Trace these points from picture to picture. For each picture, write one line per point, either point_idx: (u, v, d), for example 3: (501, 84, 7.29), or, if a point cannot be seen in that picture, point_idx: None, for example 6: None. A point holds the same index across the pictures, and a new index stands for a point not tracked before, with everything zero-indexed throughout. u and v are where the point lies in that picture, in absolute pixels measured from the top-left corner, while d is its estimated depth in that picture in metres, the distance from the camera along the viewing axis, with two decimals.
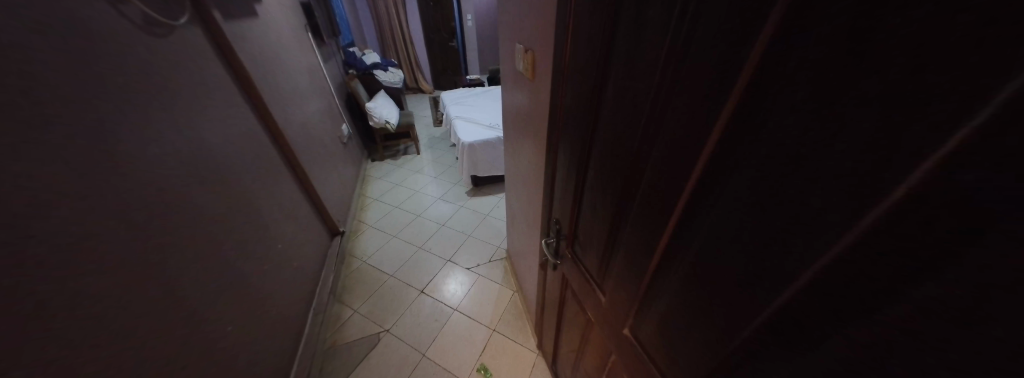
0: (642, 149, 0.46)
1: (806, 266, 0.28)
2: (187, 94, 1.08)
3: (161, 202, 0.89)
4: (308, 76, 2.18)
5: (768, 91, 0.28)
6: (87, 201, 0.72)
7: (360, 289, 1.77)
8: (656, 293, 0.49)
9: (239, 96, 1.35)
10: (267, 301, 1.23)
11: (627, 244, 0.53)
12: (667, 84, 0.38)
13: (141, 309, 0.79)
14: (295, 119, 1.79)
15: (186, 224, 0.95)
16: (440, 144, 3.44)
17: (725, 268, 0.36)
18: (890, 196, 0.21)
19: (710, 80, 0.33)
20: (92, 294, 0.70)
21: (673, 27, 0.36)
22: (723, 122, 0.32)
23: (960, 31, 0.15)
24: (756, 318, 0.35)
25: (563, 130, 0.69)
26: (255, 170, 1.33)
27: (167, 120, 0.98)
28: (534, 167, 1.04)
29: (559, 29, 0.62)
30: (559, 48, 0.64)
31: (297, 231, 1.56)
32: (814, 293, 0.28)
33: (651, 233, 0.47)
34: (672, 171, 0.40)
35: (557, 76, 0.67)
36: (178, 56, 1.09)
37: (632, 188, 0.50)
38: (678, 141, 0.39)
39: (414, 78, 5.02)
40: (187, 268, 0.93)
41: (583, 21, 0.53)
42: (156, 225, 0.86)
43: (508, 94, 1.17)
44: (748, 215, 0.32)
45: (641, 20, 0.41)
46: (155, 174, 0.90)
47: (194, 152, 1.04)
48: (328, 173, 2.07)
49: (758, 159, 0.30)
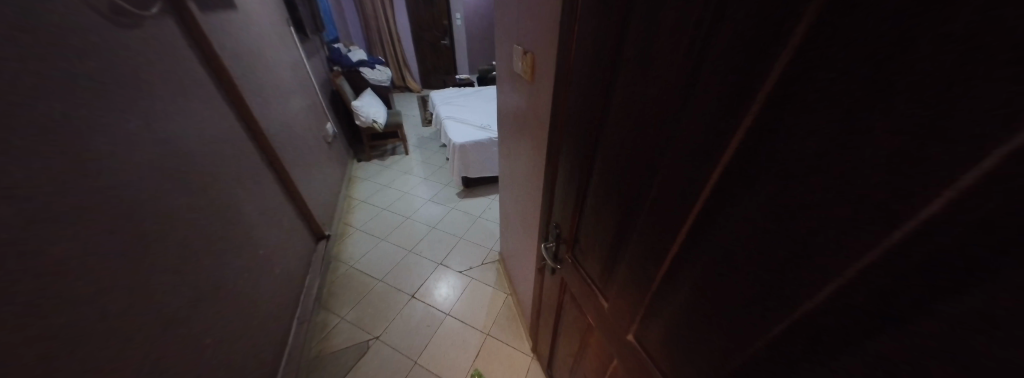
0: (651, 158, 0.45)
1: (821, 280, 0.28)
2: (163, 90, 1.01)
3: (137, 208, 0.83)
4: (290, 72, 2.08)
5: (787, 108, 0.27)
6: (54, 208, 0.66)
7: (348, 295, 1.71)
8: (662, 299, 0.49)
9: (216, 93, 1.26)
10: (250, 311, 1.17)
11: (632, 252, 0.53)
12: (681, 95, 0.38)
13: (117, 322, 0.73)
14: (277, 118, 1.71)
15: (163, 231, 0.88)
16: (429, 144, 3.38)
17: (738, 280, 0.36)
18: (910, 220, 0.21)
19: (726, 94, 0.32)
20: (66, 307, 0.64)
21: (686, 37, 0.35)
22: (740, 136, 0.32)
23: (986, 68, 0.15)
24: (767, 331, 0.35)
25: (566, 135, 0.68)
26: (235, 172, 1.26)
27: (140, 119, 0.90)
28: (531, 170, 1.03)
29: (562, 34, 0.62)
30: (562, 53, 0.63)
31: (280, 237, 1.49)
32: (828, 309, 0.28)
33: (660, 241, 0.46)
34: (682, 181, 0.40)
35: (560, 80, 0.66)
36: (152, 50, 1.01)
37: (638, 196, 0.50)
38: (690, 152, 0.38)
39: (401, 76, 4.91)
40: (165, 278, 0.86)
41: (588, 27, 0.53)
42: (131, 233, 0.80)
43: (504, 97, 1.15)
44: (764, 229, 0.32)
45: (651, 29, 0.40)
46: (129, 177, 0.83)
47: (169, 154, 0.97)
48: (312, 174, 1.99)
49: (775, 175, 0.29)
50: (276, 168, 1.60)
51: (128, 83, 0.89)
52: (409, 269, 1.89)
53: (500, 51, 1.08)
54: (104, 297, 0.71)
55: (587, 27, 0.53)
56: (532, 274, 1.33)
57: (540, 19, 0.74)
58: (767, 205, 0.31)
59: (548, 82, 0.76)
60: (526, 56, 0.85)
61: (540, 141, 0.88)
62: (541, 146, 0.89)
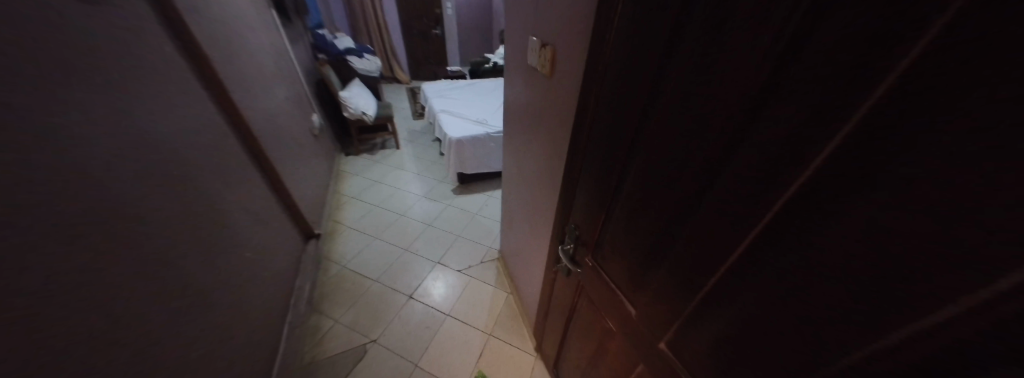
0: (699, 170, 0.42)
1: (906, 320, 0.26)
2: (134, 77, 0.89)
3: (111, 210, 0.74)
4: (273, 59, 1.93)
5: (885, 136, 0.24)
6: (21, 213, 0.57)
7: (341, 297, 1.63)
8: (707, 313, 0.47)
9: (195, 81, 1.14)
10: (239, 319, 1.09)
11: (670, 263, 0.51)
12: (748, 108, 0.34)
13: (88, 342, 0.64)
14: (261, 109, 1.58)
15: (141, 237, 0.80)
16: (421, 138, 3.27)
17: (797, 305, 0.34)
18: (1010, 278, 0.19)
19: (806, 113, 0.29)
20: (28, 327, 0.56)
21: (754, 47, 0.32)
22: (819, 162, 0.28)
23: None
24: (828, 362, 0.33)
25: (593, 136, 0.65)
26: (219, 169, 1.15)
27: (110, 110, 0.80)
28: (544, 170, 0.99)
29: (598, 29, 0.58)
30: (596, 49, 0.59)
31: (268, 237, 1.39)
32: (904, 349, 0.26)
33: (706, 255, 0.44)
34: (738, 198, 0.37)
35: (591, 77, 0.62)
36: (123, 31, 0.89)
37: (678, 209, 0.47)
38: (750, 169, 0.35)
39: (389, 67, 4.71)
40: (145, 289, 0.78)
41: (631, 24, 0.48)
42: (105, 239, 0.71)
43: (514, 92, 1.10)
44: (831, 259, 0.30)
45: (711, 31, 0.36)
46: (103, 177, 0.73)
47: (146, 150, 0.87)
48: (299, 169, 1.86)
49: (860, 206, 0.27)
50: (262, 163, 1.49)
51: (97, 69, 0.79)
52: (406, 268, 1.83)
53: (511, 43, 1.03)
54: (74, 312, 0.63)
55: (629, 23, 0.49)
56: (538, 274, 1.30)
57: (566, 10, 0.69)
58: (840, 235, 0.28)
59: (573, 80, 0.72)
60: (544, 49, 0.80)
61: (559, 141, 0.84)
62: (560, 146, 0.85)
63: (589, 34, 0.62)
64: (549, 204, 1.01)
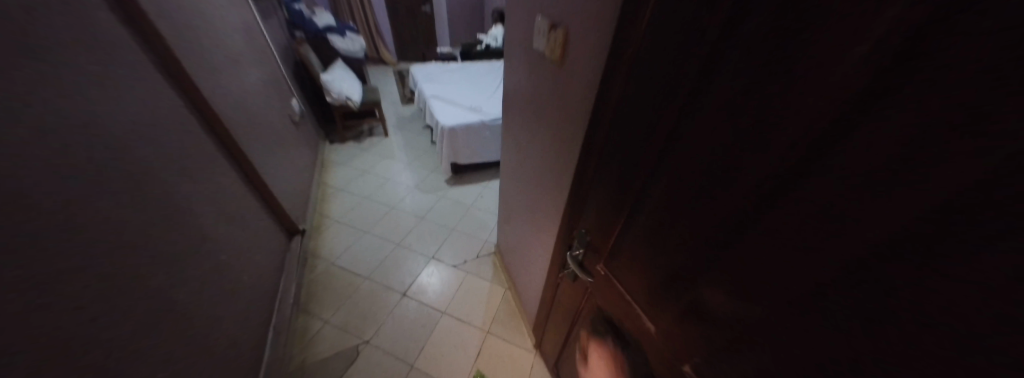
0: (744, 193, 0.34)
1: None
2: (75, 63, 0.76)
3: (57, 221, 0.65)
4: (243, 38, 1.73)
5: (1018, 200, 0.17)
6: None
7: (329, 297, 1.54)
8: (738, 350, 0.41)
9: (147, 66, 1.00)
10: (214, 331, 1.01)
11: (701, 288, 0.45)
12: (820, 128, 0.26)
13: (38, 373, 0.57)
14: (231, 95, 1.42)
15: (96, 249, 0.71)
16: (411, 125, 3.11)
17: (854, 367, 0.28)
18: None
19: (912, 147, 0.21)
20: None
21: (842, 57, 0.24)
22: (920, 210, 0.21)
23: None
24: None
25: (612, 137, 0.57)
26: (185, 166, 1.03)
27: (49, 103, 0.69)
28: (550, 167, 0.92)
29: (623, 15, 0.49)
30: (620, 40, 0.50)
31: (245, 238, 1.28)
32: None
33: (744, 289, 0.37)
34: (794, 233, 0.30)
35: (613, 70, 0.54)
36: (60, 8, 0.76)
37: (710, 241, 0.41)
38: (815, 201, 0.27)
39: (375, 46, 4.43)
40: (104, 306, 0.70)
41: (667, 11, 0.40)
42: (52, 254, 0.63)
43: (516, 80, 1.00)
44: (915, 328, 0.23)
45: (778, 30, 0.28)
46: (41, 182, 0.64)
47: (97, 149, 0.77)
48: (279, 161, 1.73)
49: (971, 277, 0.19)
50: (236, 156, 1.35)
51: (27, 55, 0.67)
52: (399, 264, 1.76)
53: (513, 26, 0.92)
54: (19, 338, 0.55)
55: (666, 10, 0.40)
56: (539, 274, 1.25)
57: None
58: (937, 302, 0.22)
59: (589, 73, 0.63)
60: (555, 33, 0.70)
61: (569, 139, 0.76)
62: (569, 144, 0.77)
63: (614, 20, 0.53)
64: (555, 203, 0.94)
